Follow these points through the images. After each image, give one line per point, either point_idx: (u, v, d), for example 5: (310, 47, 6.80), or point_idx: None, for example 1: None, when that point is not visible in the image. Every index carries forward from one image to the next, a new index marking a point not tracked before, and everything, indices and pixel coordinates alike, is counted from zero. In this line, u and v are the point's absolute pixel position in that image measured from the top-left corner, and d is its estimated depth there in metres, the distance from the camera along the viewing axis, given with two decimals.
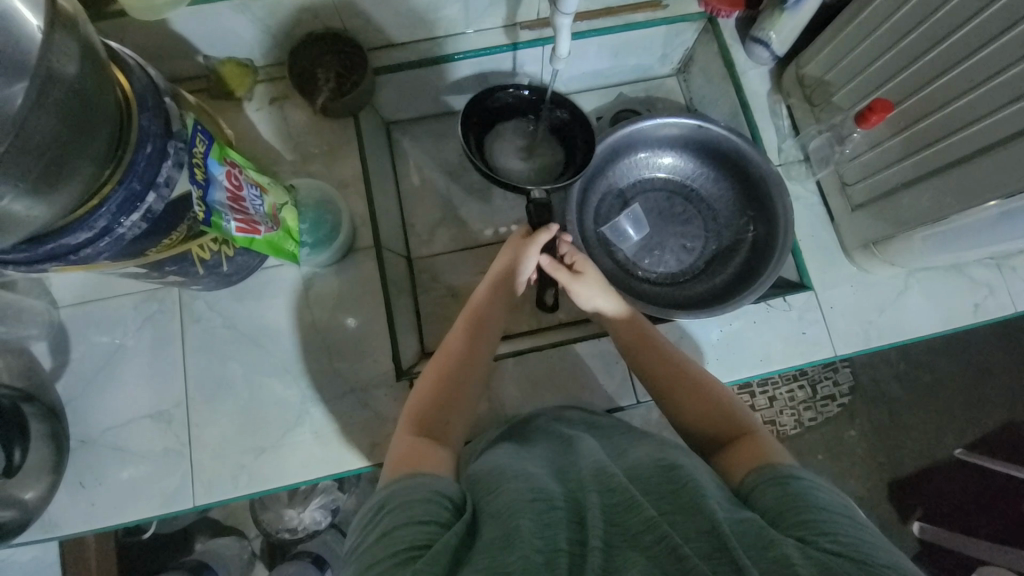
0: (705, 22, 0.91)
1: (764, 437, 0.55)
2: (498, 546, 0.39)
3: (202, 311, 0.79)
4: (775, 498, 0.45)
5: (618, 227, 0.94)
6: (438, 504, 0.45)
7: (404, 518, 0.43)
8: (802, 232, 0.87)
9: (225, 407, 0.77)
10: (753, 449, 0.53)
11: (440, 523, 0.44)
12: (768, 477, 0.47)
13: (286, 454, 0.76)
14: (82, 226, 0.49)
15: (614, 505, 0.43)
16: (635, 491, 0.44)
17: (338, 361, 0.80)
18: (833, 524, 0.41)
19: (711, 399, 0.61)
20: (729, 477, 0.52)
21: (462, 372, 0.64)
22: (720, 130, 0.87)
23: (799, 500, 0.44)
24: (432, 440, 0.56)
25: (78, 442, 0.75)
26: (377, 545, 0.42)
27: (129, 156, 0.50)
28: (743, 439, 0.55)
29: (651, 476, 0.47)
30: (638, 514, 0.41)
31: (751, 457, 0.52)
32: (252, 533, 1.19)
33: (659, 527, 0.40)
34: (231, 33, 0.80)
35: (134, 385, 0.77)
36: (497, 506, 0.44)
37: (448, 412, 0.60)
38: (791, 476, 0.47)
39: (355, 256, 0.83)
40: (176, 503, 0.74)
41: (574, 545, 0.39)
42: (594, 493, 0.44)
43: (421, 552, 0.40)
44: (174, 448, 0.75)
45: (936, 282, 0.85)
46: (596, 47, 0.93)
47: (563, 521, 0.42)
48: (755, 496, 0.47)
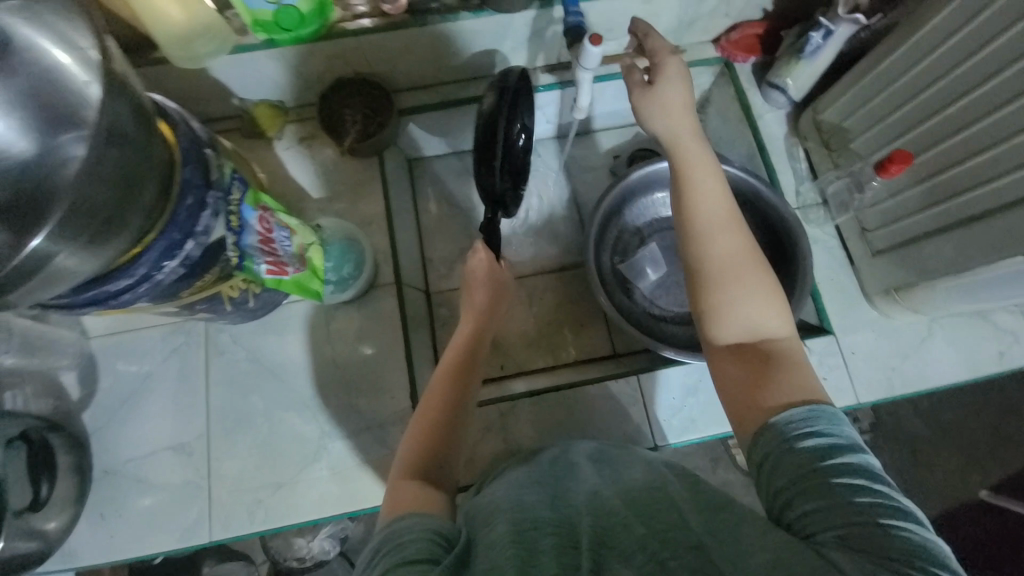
0: (722, 66, 0.94)
1: (790, 357, 0.55)
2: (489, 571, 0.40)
3: (228, 344, 0.81)
4: (786, 474, 0.45)
5: (671, 72, 0.65)
6: (433, 542, 0.45)
7: (396, 559, 0.43)
8: (822, 275, 0.87)
9: (245, 440, 0.78)
10: (767, 364, 0.54)
11: (435, 558, 0.43)
12: (784, 438, 0.47)
13: (303, 488, 0.77)
14: (125, 273, 0.51)
15: (607, 528, 0.45)
16: (625, 513, 0.46)
17: (357, 396, 0.80)
18: (850, 497, 0.42)
19: (745, 296, 0.58)
20: (746, 389, 0.53)
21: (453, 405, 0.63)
22: (736, 172, 0.89)
23: (809, 475, 0.44)
24: (428, 487, 0.54)
25: (101, 472, 0.76)
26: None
27: (172, 207, 0.53)
28: (761, 363, 0.55)
29: (641, 497, 0.49)
30: (628, 533, 0.43)
31: (765, 389, 0.52)
32: (260, 559, 1.24)
33: (648, 545, 0.41)
34: (267, 79, 0.84)
35: (158, 416, 0.78)
36: (491, 538, 0.44)
37: (440, 457, 0.59)
38: (806, 429, 0.47)
39: (376, 291, 0.84)
40: (193, 537, 0.75)
41: (565, 570, 0.40)
42: (589, 521, 0.46)
43: None
44: (193, 480, 0.76)
45: (960, 327, 0.83)
46: (615, 89, 0.95)
47: (548, 550, 0.42)
48: (766, 469, 0.47)
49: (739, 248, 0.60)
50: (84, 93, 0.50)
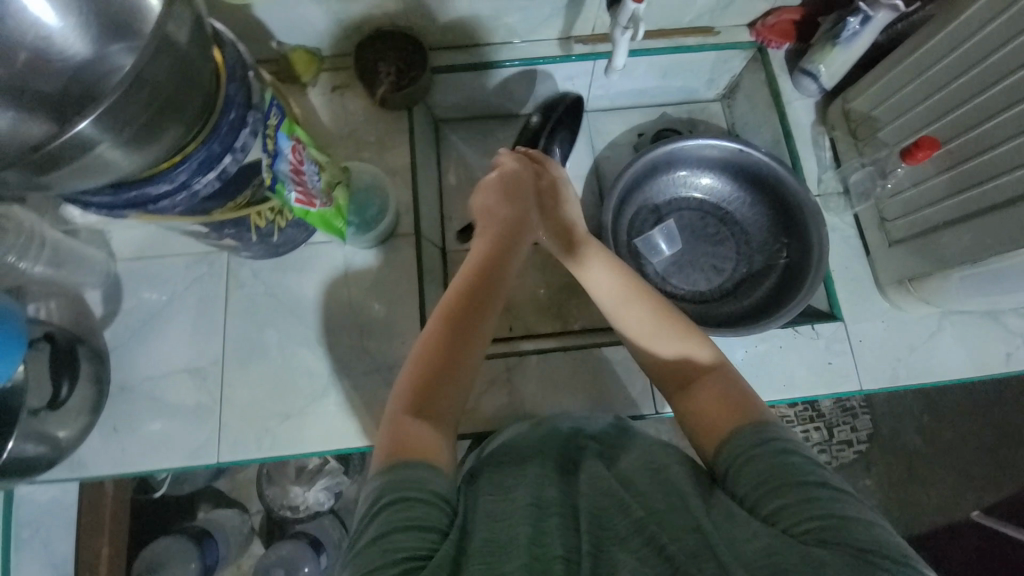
0: (755, 51, 0.95)
1: (727, 383, 0.57)
2: (494, 549, 0.43)
3: (249, 278, 0.83)
4: (750, 482, 0.47)
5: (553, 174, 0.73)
6: (437, 507, 0.46)
7: (401, 520, 0.44)
8: (837, 264, 0.87)
9: (258, 370, 0.80)
10: (717, 398, 0.56)
11: (440, 526, 0.45)
12: (742, 452, 0.49)
13: (309, 422, 0.79)
14: (164, 179, 0.53)
15: (605, 509, 0.48)
16: (625, 494, 0.49)
17: (368, 339, 0.82)
18: (813, 497, 0.43)
19: (676, 353, 0.61)
20: (704, 422, 0.55)
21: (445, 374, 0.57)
22: (760, 155, 0.89)
23: (772, 480, 0.46)
24: (421, 421, 0.54)
25: (118, 387, 0.79)
26: (378, 544, 0.42)
27: (214, 121, 0.55)
28: (710, 393, 0.56)
29: (643, 487, 0.51)
30: (627, 517, 0.46)
31: (725, 421, 0.53)
32: (254, 509, 1.28)
33: (646, 528, 0.44)
34: (307, 23, 0.86)
35: (177, 340, 0.81)
36: (490, 511, 0.48)
37: (433, 390, 0.56)
38: (767, 443, 0.49)
39: (394, 240, 0.85)
40: (201, 457, 0.77)
41: (569, 551, 0.42)
42: (588, 497, 0.50)
43: (423, 561, 0.41)
44: (204, 403, 0.79)
45: (969, 325, 0.84)
46: (646, 66, 0.96)
47: (557, 525, 0.45)
48: (732, 480, 0.49)
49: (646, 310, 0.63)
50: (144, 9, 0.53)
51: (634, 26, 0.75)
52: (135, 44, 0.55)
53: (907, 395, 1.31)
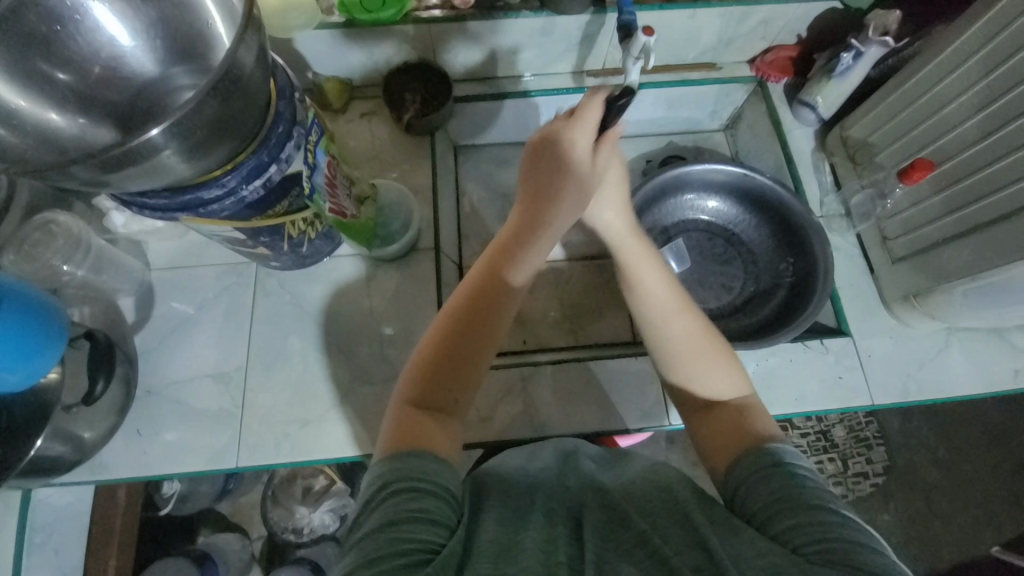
0: (755, 85, 1.02)
1: (746, 411, 0.58)
2: (500, 561, 0.44)
3: (275, 288, 0.87)
4: (762, 499, 0.48)
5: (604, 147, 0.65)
6: (446, 505, 0.47)
7: (406, 512, 0.44)
8: (842, 281, 0.90)
9: (280, 377, 0.82)
10: (737, 424, 0.56)
11: (445, 521, 0.45)
12: (756, 472, 0.50)
13: (328, 429, 0.80)
14: (216, 184, 0.58)
15: (609, 520, 0.49)
16: (628, 506, 0.50)
17: (388, 349, 0.85)
18: (822, 519, 0.44)
19: (702, 369, 0.60)
20: (719, 442, 0.56)
21: (459, 373, 0.57)
22: (764, 179, 0.94)
23: (784, 500, 0.46)
24: (434, 415, 0.55)
25: (144, 391, 0.81)
26: (379, 533, 0.43)
27: (264, 133, 0.59)
28: (732, 420, 0.57)
29: (644, 495, 0.52)
30: (628, 530, 0.47)
31: (738, 442, 0.54)
32: (256, 535, 1.26)
33: (647, 541, 0.45)
34: (342, 55, 0.93)
35: (204, 346, 0.84)
36: (499, 516, 0.49)
37: (449, 381, 0.56)
38: (781, 466, 0.49)
39: (415, 254, 0.89)
40: (220, 462, 0.78)
41: (572, 560, 0.45)
42: (592, 509, 0.51)
43: (430, 557, 0.42)
44: (228, 407, 0.80)
45: (976, 341, 0.85)
46: (654, 97, 1.03)
47: (562, 536, 0.47)
48: (741, 496, 0.50)
49: (683, 325, 0.62)
50: (215, 39, 0.62)
51: (644, 56, 0.73)
52: (204, 69, 0.63)
53: (921, 424, 1.30)
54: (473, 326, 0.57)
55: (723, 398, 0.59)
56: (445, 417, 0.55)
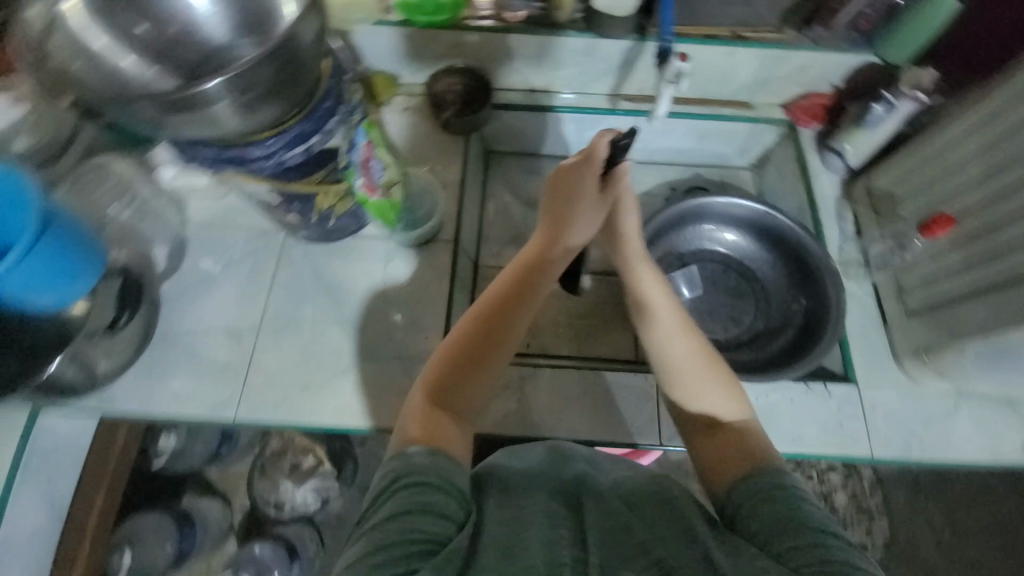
0: (787, 128, 1.03)
1: (750, 436, 0.56)
2: (502, 553, 0.44)
3: (297, 258, 0.91)
4: (765, 521, 0.47)
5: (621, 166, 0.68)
6: (454, 498, 0.47)
7: (417, 504, 0.45)
8: (853, 328, 0.89)
9: (289, 341, 0.85)
10: (741, 447, 0.55)
11: (454, 518, 0.46)
12: (760, 494, 0.49)
13: (325, 397, 0.82)
14: (261, 145, 0.63)
15: (612, 528, 0.48)
16: (628, 513, 0.50)
17: (396, 329, 0.87)
18: (826, 545, 0.43)
19: (705, 389, 0.60)
20: (722, 464, 0.55)
21: (469, 373, 0.58)
22: (784, 219, 0.95)
23: (787, 521, 0.45)
24: (444, 412, 0.56)
25: (161, 334, 0.85)
26: (389, 524, 0.44)
27: (312, 106, 0.64)
28: (735, 444, 0.56)
29: (643, 504, 0.52)
30: (630, 536, 0.46)
31: (741, 465, 0.53)
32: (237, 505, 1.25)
33: (652, 552, 0.44)
34: (394, 53, 0.99)
35: (224, 302, 0.88)
36: (501, 512, 0.49)
37: (458, 379, 0.58)
38: (786, 490, 0.48)
39: (434, 244, 0.92)
40: (219, 412, 0.81)
41: (576, 559, 0.44)
42: (594, 513, 0.50)
43: (436, 548, 0.43)
44: (235, 362, 0.84)
45: (989, 409, 0.83)
46: (684, 128, 1.06)
47: (565, 535, 0.46)
48: (742, 517, 0.48)
49: (690, 344, 0.62)
50: (278, 16, 0.67)
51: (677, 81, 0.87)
52: (261, 39, 0.68)
53: (927, 503, 1.23)
54: (485, 328, 0.60)
55: (728, 422, 0.58)
56: (456, 417, 0.56)
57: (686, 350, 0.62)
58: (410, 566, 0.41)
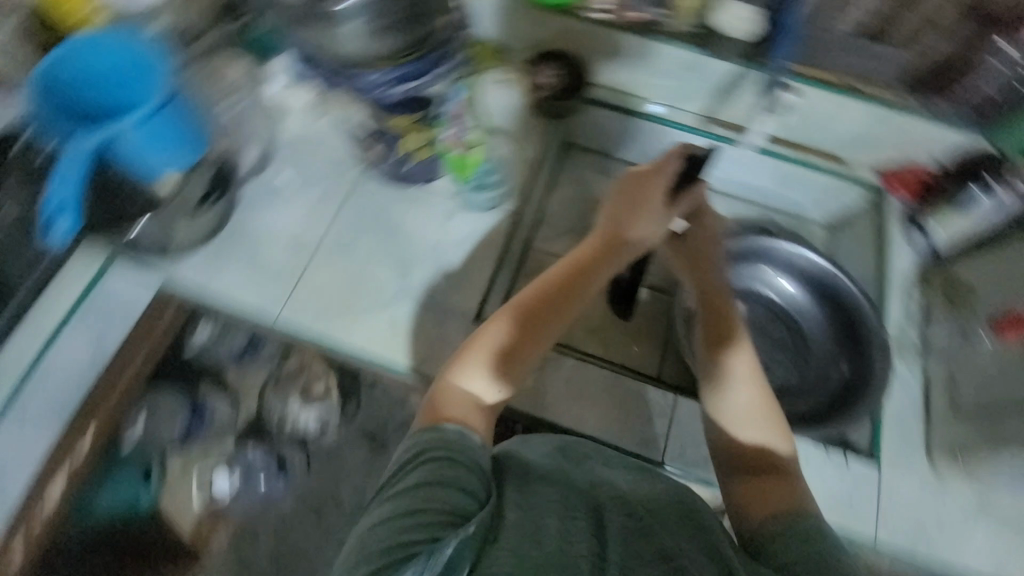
0: (873, 194, 1.00)
1: (789, 477, 0.58)
2: (525, 537, 0.47)
3: (369, 195, 0.95)
4: (794, 558, 0.49)
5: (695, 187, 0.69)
6: (476, 475, 0.51)
7: (443, 477, 0.49)
8: (894, 410, 0.86)
9: (343, 264, 0.91)
10: (779, 486, 0.57)
11: (476, 493, 0.49)
12: (793, 534, 0.51)
13: (362, 324, 0.88)
14: (374, 72, 0.75)
15: (634, 530, 0.49)
16: (651, 522, 0.50)
17: (440, 282, 0.91)
18: None
19: (747, 426, 0.62)
20: (759, 500, 0.56)
21: (505, 361, 0.61)
22: (847, 284, 0.92)
23: (817, 562, 0.48)
24: (479, 395, 0.59)
25: (234, 226, 0.92)
26: (417, 492, 0.48)
27: (422, 51, 0.76)
28: (774, 483, 0.57)
29: (665, 514, 0.52)
30: (653, 543, 0.48)
31: (777, 503, 0.55)
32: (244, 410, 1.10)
33: (675, 563, 0.46)
34: (501, 23, 0.97)
35: (294, 213, 0.94)
36: (519, 498, 0.52)
37: (493, 364, 0.61)
38: (818, 534, 0.51)
39: (496, 214, 0.95)
40: (269, 308, 0.89)
41: (594, 555, 0.46)
42: (613, 514, 0.51)
43: (459, 521, 0.47)
44: (292, 269, 0.90)
45: (1010, 531, 0.80)
46: (769, 165, 1.04)
47: (583, 528, 0.48)
48: (772, 552, 0.51)
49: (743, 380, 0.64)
50: None
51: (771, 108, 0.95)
52: None
53: None
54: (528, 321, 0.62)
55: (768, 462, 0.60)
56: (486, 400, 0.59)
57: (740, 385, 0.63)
58: (434, 534, 0.45)
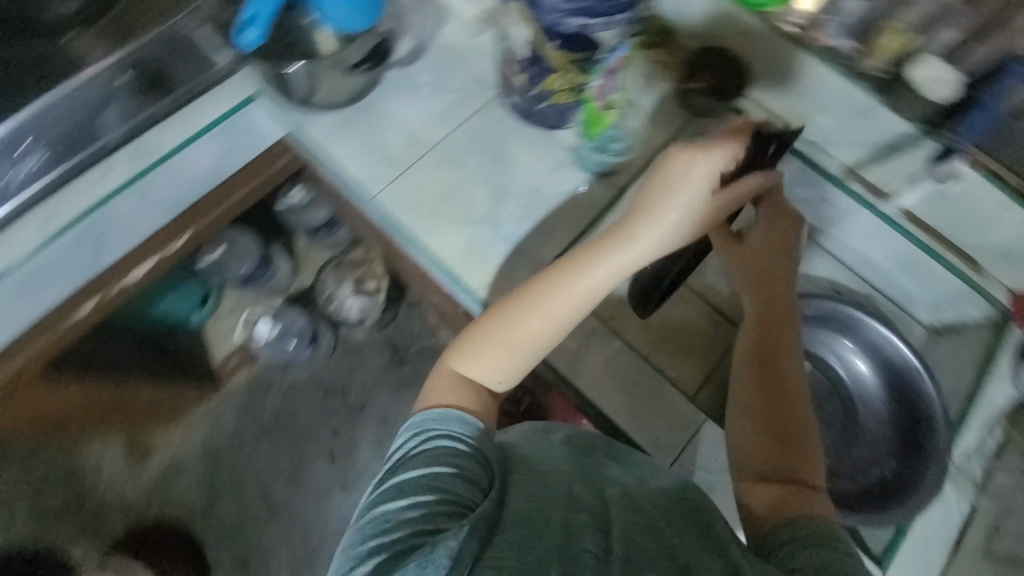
0: (999, 316, 0.90)
1: (808, 489, 0.63)
2: (532, 524, 0.53)
3: (493, 119, 0.97)
4: (805, 563, 0.53)
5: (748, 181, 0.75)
6: (477, 467, 0.59)
7: (448, 469, 0.57)
8: (922, 526, 0.84)
9: (446, 174, 0.95)
10: (797, 494, 0.62)
11: (478, 483, 0.57)
12: (808, 541, 0.55)
13: (443, 233, 0.92)
14: None
15: (635, 522, 0.56)
16: (654, 517, 0.58)
17: (526, 224, 0.93)
18: None
19: (771, 440, 0.68)
20: (776, 502, 0.62)
21: (502, 345, 0.71)
22: (931, 390, 0.87)
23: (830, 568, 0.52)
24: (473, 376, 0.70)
25: (365, 105, 0.97)
26: (423, 485, 0.55)
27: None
28: (793, 492, 0.62)
29: (666, 506, 0.60)
30: (653, 538, 0.55)
31: (794, 508, 0.60)
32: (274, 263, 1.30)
33: (677, 556, 0.53)
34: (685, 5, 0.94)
35: (420, 111, 0.97)
36: (528, 491, 0.57)
37: (491, 345, 0.71)
38: (835, 544, 0.55)
39: (602, 182, 0.95)
40: (369, 188, 0.94)
41: (597, 551, 0.52)
42: (618, 514, 0.57)
43: (463, 512, 0.54)
44: (401, 161, 0.95)
45: None
46: (896, 244, 0.93)
47: (587, 523, 0.55)
48: (783, 555, 0.55)
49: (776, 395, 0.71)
50: None
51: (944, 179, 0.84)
52: None
53: None
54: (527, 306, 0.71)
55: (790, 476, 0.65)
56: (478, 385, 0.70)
57: (776, 402, 0.70)
58: (443, 523, 0.52)
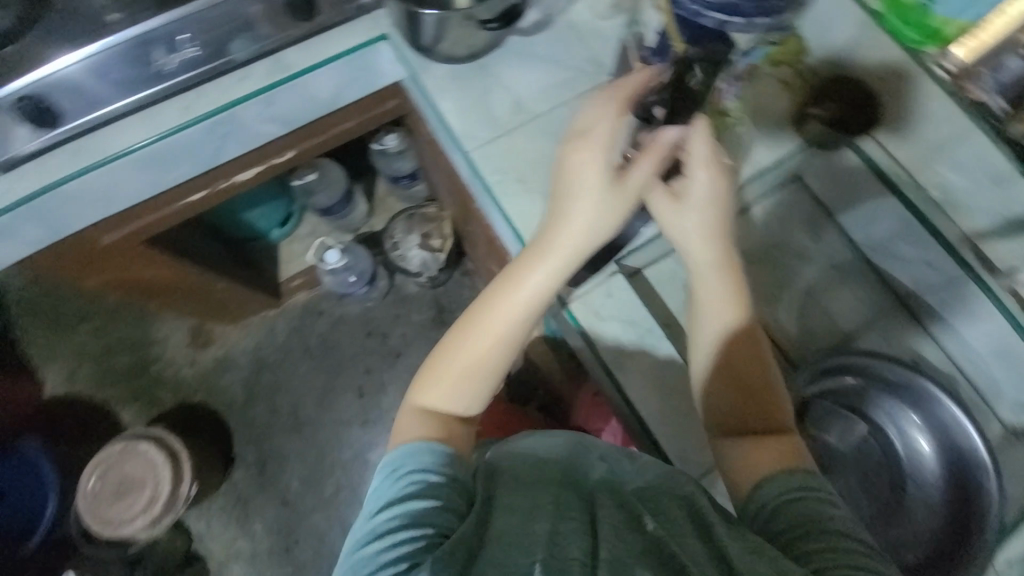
0: None
1: (789, 441, 0.70)
2: (512, 540, 0.56)
3: None
4: (789, 519, 0.61)
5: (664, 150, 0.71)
6: (452, 494, 0.64)
7: (425, 500, 0.62)
8: None
9: (542, 146, 0.97)
10: (780, 450, 0.69)
11: (456, 510, 0.62)
12: (787, 490, 0.64)
13: (526, 203, 0.94)
14: None
15: (620, 511, 0.61)
16: (638, 508, 0.62)
17: None
18: (839, 544, 0.58)
19: (740, 411, 0.74)
20: (758, 459, 0.69)
21: (467, 379, 0.75)
22: (993, 488, 0.82)
23: (812, 522, 0.60)
24: (446, 412, 0.74)
25: (482, 64, 1.00)
26: (403, 518, 0.60)
27: None
28: (776, 444, 0.70)
29: (651, 498, 0.65)
30: (638, 528, 0.59)
31: (779, 459, 0.68)
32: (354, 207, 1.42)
33: (662, 544, 0.57)
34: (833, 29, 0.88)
35: (532, 82, 0.99)
36: (510, 504, 0.61)
37: (458, 378, 0.74)
38: (813, 491, 0.63)
39: None
40: (467, 144, 0.98)
41: (584, 557, 0.54)
42: (603, 509, 0.61)
43: (441, 539, 0.59)
44: (502, 125, 0.98)
45: None
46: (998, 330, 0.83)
47: (574, 530, 0.57)
48: (769, 511, 0.64)
49: (747, 374, 0.75)
50: None
51: None
52: None
53: None
54: (471, 339, 0.74)
55: (768, 432, 0.71)
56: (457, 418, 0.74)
57: (748, 378, 0.75)
58: (425, 554, 0.57)
